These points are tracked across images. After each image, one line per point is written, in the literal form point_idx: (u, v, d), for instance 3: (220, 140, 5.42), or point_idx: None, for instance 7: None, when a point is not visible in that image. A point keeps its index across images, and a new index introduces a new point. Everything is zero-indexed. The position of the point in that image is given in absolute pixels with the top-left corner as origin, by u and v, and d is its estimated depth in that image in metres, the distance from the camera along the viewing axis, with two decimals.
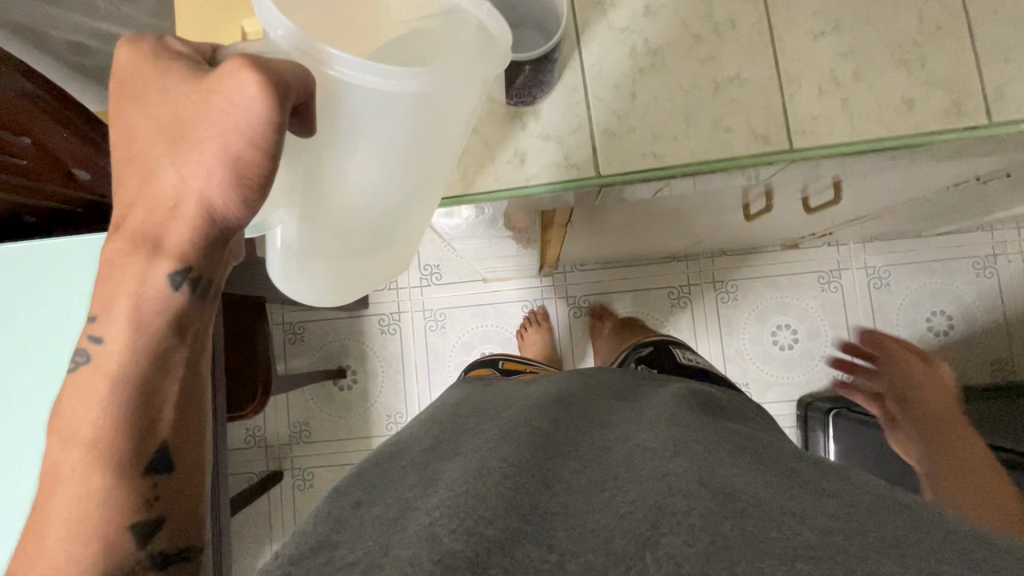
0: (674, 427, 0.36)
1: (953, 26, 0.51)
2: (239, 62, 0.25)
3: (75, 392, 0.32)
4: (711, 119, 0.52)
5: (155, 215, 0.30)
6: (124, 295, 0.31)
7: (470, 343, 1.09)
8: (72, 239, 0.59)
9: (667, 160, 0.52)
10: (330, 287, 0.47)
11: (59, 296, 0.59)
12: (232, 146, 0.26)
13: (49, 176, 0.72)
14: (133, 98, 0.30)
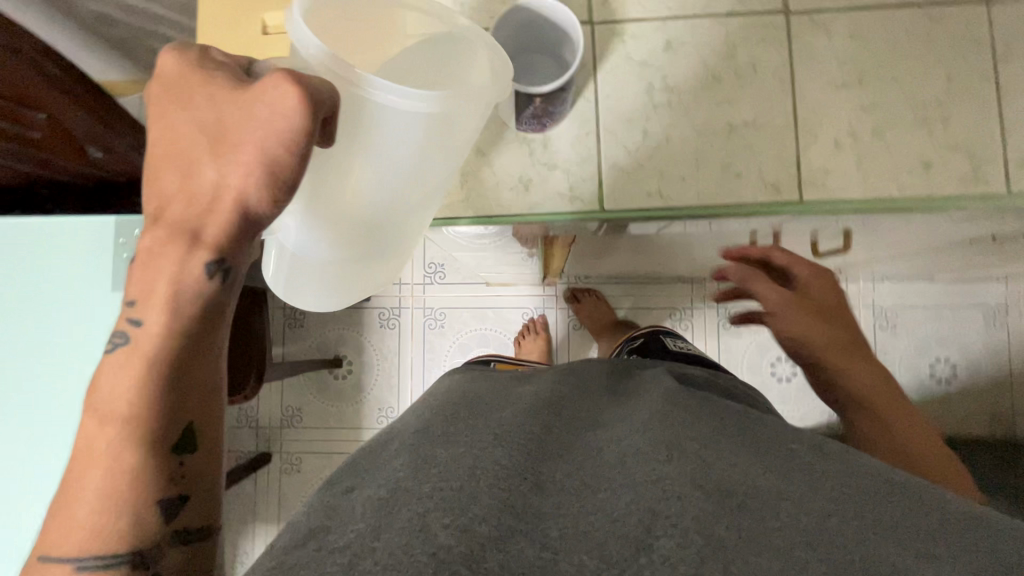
0: (669, 423, 0.34)
1: (979, 90, 0.53)
2: (284, 74, 0.29)
3: (110, 373, 0.31)
4: (722, 162, 0.55)
5: (190, 210, 0.31)
6: (162, 283, 0.32)
7: (467, 346, 1.09)
8: (91, 223, 0.71)
9: (671, 201, 0.55)
10: (325, 294, 0.48)
11: (75, 279, 0.70)
12: (271, 147, 0.29)
13: (60, 149, 0.79)
14: (174, 101, 0.31)
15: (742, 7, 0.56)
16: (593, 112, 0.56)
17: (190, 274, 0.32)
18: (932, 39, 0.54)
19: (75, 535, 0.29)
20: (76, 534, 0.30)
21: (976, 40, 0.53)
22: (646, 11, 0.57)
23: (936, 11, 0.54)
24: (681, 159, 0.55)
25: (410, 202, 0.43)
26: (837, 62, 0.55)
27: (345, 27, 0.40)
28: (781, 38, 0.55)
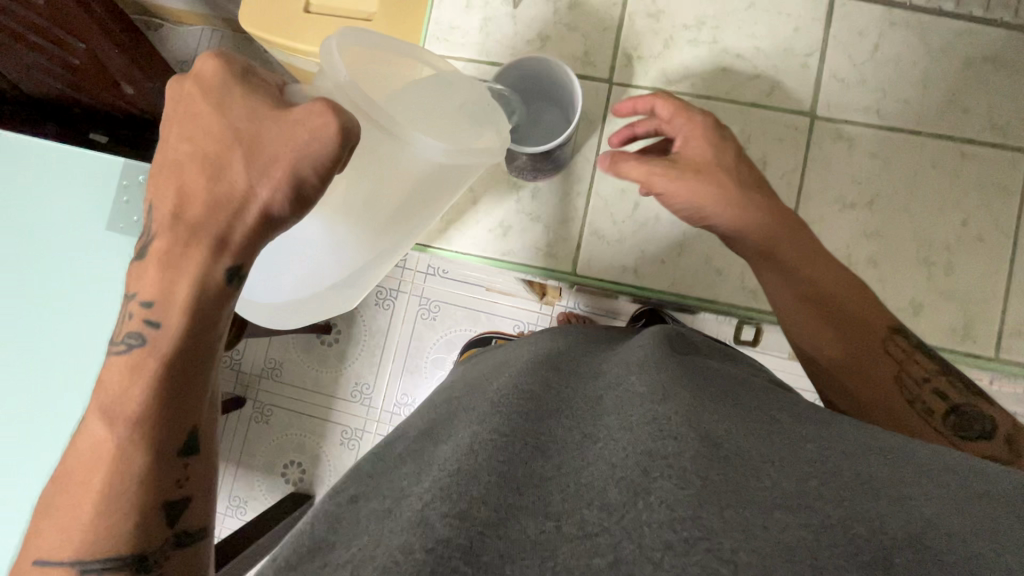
0: (665, 367, 0.36)
1: (994, 241, 0.55)
2: (324, 103, 0.32)
3: (122, 376, 0.34)
4: (705, 258, 0.59)
5: (212, 210, 0.34)
6: (182, 290, 0.34)
7: (453, 343, 1.08)
8: (91, 155, 0.70)
9: (644, 280, 0.60)
10: (312, 315, 0.47)
11: (71, 217, 0.69)
12: (304, 164, 0.33)
13: (96, 82, 0.81)
14: (211, 106, 0.34)
15: (768, 99, 0.58)
16: (588, 171, 0.61)
17: (210, 275, 0.35)
18: (961, 176, 0.56)
19: (83, 532, 0.32)
20: (83, 533, 0.32)
21: (1008, 191, 0.55)
22: (668, 82, 0.60)
23: (969, 149, 0.56)
24: (664, 244, 0.60)
25: (409, 224, 0.46)
26: (851, 182, 0.57)
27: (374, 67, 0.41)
28: (799, 141, 0.58)
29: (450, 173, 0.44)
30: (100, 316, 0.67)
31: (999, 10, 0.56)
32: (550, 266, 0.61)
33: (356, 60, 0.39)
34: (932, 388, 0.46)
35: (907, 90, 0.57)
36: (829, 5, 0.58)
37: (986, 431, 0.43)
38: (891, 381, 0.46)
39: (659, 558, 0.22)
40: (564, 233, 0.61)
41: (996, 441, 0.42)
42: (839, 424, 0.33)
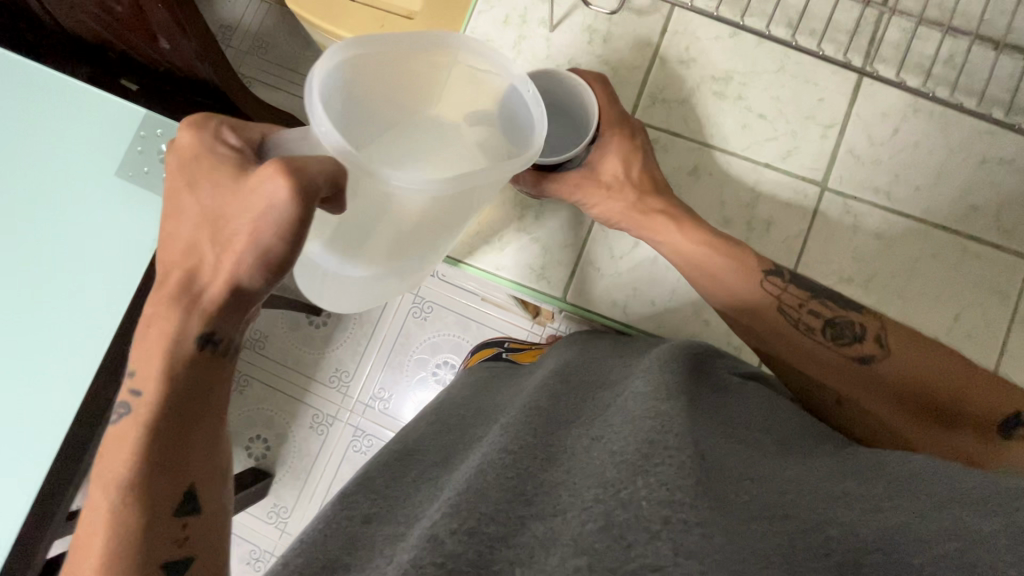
0: (667, 372, 0.39)
1: (983, 339, 0.57)
2: (275, 166, 0.31)
3: (114, 443, 0.35)
4: (694, 308, 0.60)
5: (188, 281, 0.35)
6: (161, 352, 0.35)
7: (439, 346, 1.08)
8: (120, 102, 0.70)
9: (631, 317, 0.61)
10: (365, 296, 0.51)
11: (87, 158, 0.69)
12: (265, 228, 0.32)
13: (135, 29, 0.80)
14: (188, 182, 0.36)
15: (782, 162, 0.60)
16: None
17: (198, 340, 0.35)
18: (961, 271, 0.58)
19: None
20: None
21: (1003, 293, 0.57)
22: (688, 130, 0.62)
23: (974, 247, 0.58)
24: (657, 287, 0.61)
25: (438, 232, 0.45)
26: (851, 258, 0.59)
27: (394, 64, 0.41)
28: (806, 210, 0.60)
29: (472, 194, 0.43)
30: (91, 260, 0.66)
31: (1018, 116, 0.59)
32: (542, 289, 0.62)
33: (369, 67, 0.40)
34: (807, 310, 0.53)
35: (920, 178, 0.59)
36: (856, 83, 0.60)
37: (856, 334, 0.51)
38: (777, 311, 0.53)
39: (658, 528, 0.24)
40: (563, 257, 0.62)
41: (865, 341, 0.51)
42: (817, 462, 0.35)
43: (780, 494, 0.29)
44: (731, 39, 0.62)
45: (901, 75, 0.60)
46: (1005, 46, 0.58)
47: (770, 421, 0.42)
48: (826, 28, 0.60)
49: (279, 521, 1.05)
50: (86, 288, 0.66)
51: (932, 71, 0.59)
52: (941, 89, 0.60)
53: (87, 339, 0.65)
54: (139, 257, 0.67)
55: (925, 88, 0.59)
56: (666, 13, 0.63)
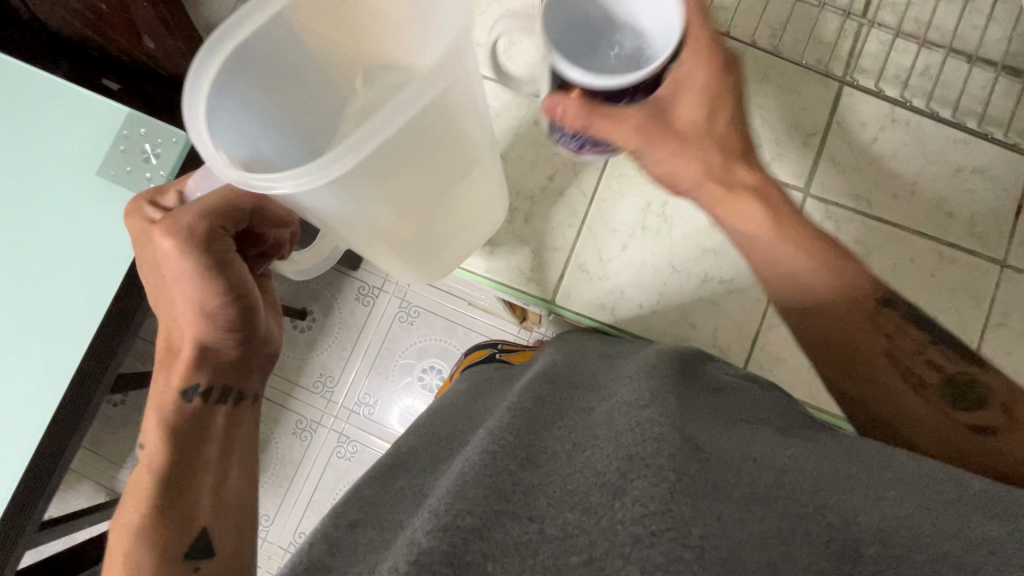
0: (652, 378, 0.39)
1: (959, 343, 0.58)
2: (160, 229, 0.38)
3: (131, 494, 0.42)
4: (681, 311, 0.61)
5: (165, 349, 0.44)
6: (151, 410, 0.43)
7: (426, 351, 1.08)
8: (103, 99, 0.69)
9: (618, 320, 0.61)
10: (412, 267, 0.53)
11: (69, 156, 0.67)
12: (178, 278, 0.39)
13: (119, 27, 0.79)
14: (146, 275, 0.45)
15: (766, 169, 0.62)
16: (584, 207, 0.63)
17: (176, 395, 0.42)
18: (938, 276, 0.59)
19: None
20: None
21: (979, 298, 0.59)
22: None
23: (951, 252, 0.60)
24: (645, 290, 0.61)
25: (427, 204, 0.44)
26: None
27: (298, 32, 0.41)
28: None
29: (422, 150, 0.39)
30: (72, 260, 0.65)
31: (990, 126, 0.61)
32: (531, 292, 0.62)
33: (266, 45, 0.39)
34: (924, 359, 0.46)
35: (898, 185, 0.61)
36: (837, 92, 0.62)
37: (981, 397, 0.44)
38: (881, 349, 0.46)
39: (629, 551, 0.24)
40: (550, 261, 0.62)
41: (990, 408, 0.44)
42: (814, 448, 0.35)
43: (772, 478, 0.30)
44: None
45: (879, 86, 0.62)
46: (977, 59, 0.61)
47: (768, 418, 0.42)
48: (807, 40, 0.62)
49: (259, 529, 1.03)
50: (68, 288, 0.65)
51: (908, 82, 0.61)
52: (918, 100, 0.62)
53: (70, 338, 0.64)
54: (121, 257, 0.66)
55: (903, 98, 0.61)
56: None
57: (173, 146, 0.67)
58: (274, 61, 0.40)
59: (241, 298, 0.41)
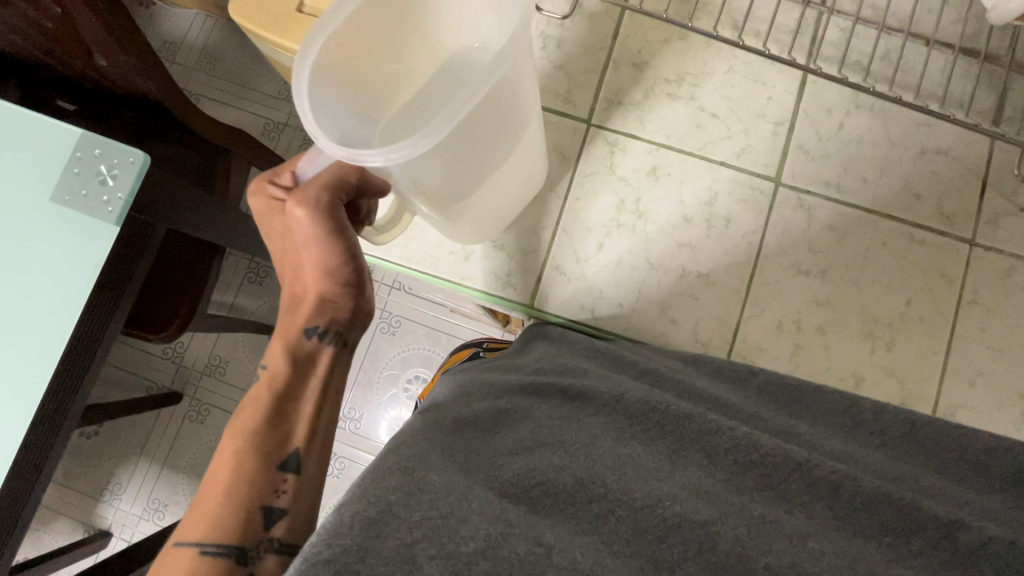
0: (673, 443, 0.42)
1: (933, 323, 0.59)
2: (292, 201, 0.41)
3: (247, 405, 0.41)
4: (661, 306, 0.60)
5: (292, 293, 0.44)
6: (277, 340, 0.44)
7: (409, 361, 1.06)
8: (52, 121, 0.65)
9: (599, 322, 0.61)
10: (461, 230, 0.54)
11: (18, 183, 0.64)
12: (308, 235, 0.42)
13: (67, 46, 0.76)
14: (268, 233, 0.46)
15: (736, 159, 0.62)
16: (557, 207, 0.62)
17: (300, 334, 0.43)
18: (910, 260, 0.60)
19: (207, 519, 0.36)
20: (206, 526, 0.36)
21: (951, 277, 0.60)
22: (644, 131, 0.63)
23: (920, 234, 0.60)
24: (623, 287, 0.61)
25: (492, 163, 0.45)
26: (808, 250, 0.60)
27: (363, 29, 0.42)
28: (762, 205, 0.61)
29: (478, 133, 0.41)
30: (27, 296, 0.62)
31: (952, 108, 0.62)
32: (509, 296, 0.61)
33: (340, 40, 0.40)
34: None
35: (866, 170, 0.61)
36: (801, 81, 0.62)
37: None
38: None
39: None
40: (527, 264, 0.61)
41: None
42: (789, 478, 0.39)
43: (764, 530, 0.35)
44: (681, 41, 0.63)
45: (842, 72, 0.62)
46: (935, 42, 0.62)
47: (753, 427, 0.43)
48: (770, 30, 0.63)
49: None
50: (22, 324, 0.61)
51: (870, 68, 0.62)
52: (881, 84, 0.62)
53: (27, 379, 0.61)
54: (73, 290, 0.62)
55: (866, 83, 0.62)
56: (616, 18, 0.64)
57: (130, 166, 0.63)
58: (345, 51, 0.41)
59: (356, 257, 0.43)
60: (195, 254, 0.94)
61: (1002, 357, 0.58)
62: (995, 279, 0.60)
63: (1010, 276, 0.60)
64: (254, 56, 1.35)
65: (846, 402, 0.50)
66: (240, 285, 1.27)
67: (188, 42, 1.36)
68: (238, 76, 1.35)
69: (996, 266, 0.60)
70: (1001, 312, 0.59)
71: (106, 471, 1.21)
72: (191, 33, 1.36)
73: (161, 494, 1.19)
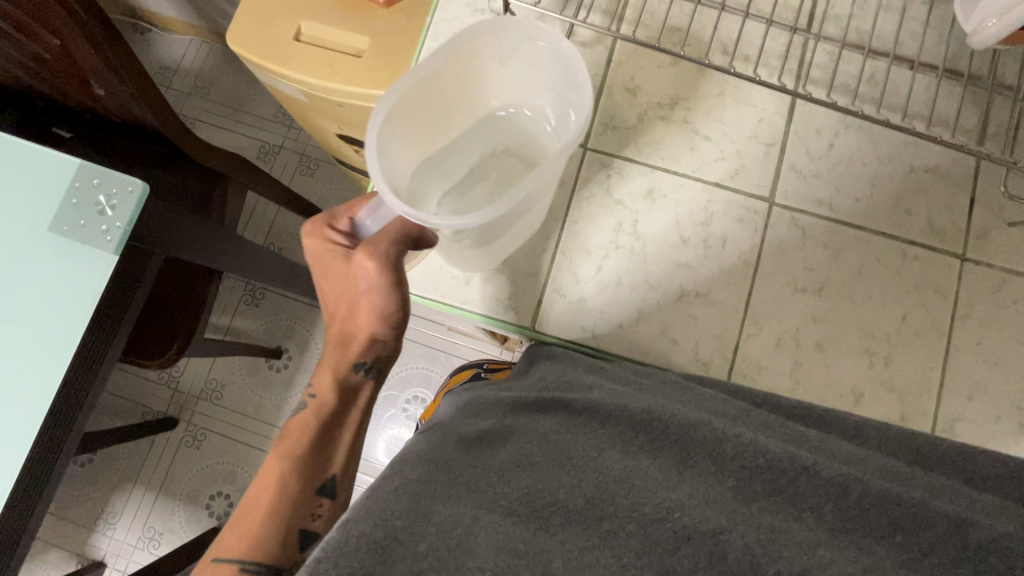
0: (678, 454, 0.42)
1: (929, 337, 0.60)
2: (363, 252, 0.49)
3: (295, 429, 0.47)
4: (661, 326, 0.61)
5: (345, 330, 0.52)
6: (325, 371, 0.51)
7: (407, 381, 1.07)
8: (52, 153, 0.66)
9: (601, 343, 0.61)
10: (484, 268, 0.61)
11: (16, 215, 0.64)
12: (368, 281, 0.49)
13: (66, 76, 0.77)
14: (324, 271, 0.53)
15: (730, 181, 0.63)
16: (556, 230, 0.63)
17: (349, 368, 0.51)
18: (903, 274, 0.61)
19: (254, 529, 0.41)
20: (250, 538, 0.40)
21: (944, 292, 0.61)
22: (638, 154, 0.64)
23: (912, 250, 0.61)
24: (623, 308, 0.61)
25: (522, 223, 0.54)
26: (804, 268, 0.61)
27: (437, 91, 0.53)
28: (757, 225, 0.62)
29: (518, 208, 0.49)
30: (24, 326, 0.61)
31: (938, 127, 0.63)
32: (510, 320, 0.62)
33: (417, 100, 0.52)
34: None
35: (857, 188, 0.62)
36: (790, 104, 0.64)
37: None
38: None
39: None
40: (527, 287, 0.62)
41: None
42: (796, 482, 0.39)
43: (772, 538, 0.35)
44: (673, 67, 0.65)
45: (831, 95, 0.64)
46: (919, 65, 0.63)
47: (762, 434, 0.43)
48: (759, 54, 0.64)
49: None
50: (17, 356, 0.61)
51: (858, 90, 0.63)
52: (868, 106, 0.64)
53: (24, 412, 0.60)
54: (72, 324, 0.62)
55: (854, 106, 0.63)
56: (608, 46, 0.65)
57: (129, 195, 0.62)
58: (419, 106, 0.53)
59: (404, 308, 0.51)
60: (192, 278, 0.93)
61: (997, 369, 0.59)
62: (988, 293, 0.61)
63: (1002, 290, 0.61)
64: (249, 81, 1.36)
65: (848, 419, 0.50)
66: (236, 308, 1.27)
67: (183, 69, 1.37)
68: (233, 100, 1.36)
69: (987, 280, 0.61)
70: (995, 325, 0.60)
71: (100, 499, 1.19)
72: (186, 59, 1.38)
73: (157, 522, 1.17)
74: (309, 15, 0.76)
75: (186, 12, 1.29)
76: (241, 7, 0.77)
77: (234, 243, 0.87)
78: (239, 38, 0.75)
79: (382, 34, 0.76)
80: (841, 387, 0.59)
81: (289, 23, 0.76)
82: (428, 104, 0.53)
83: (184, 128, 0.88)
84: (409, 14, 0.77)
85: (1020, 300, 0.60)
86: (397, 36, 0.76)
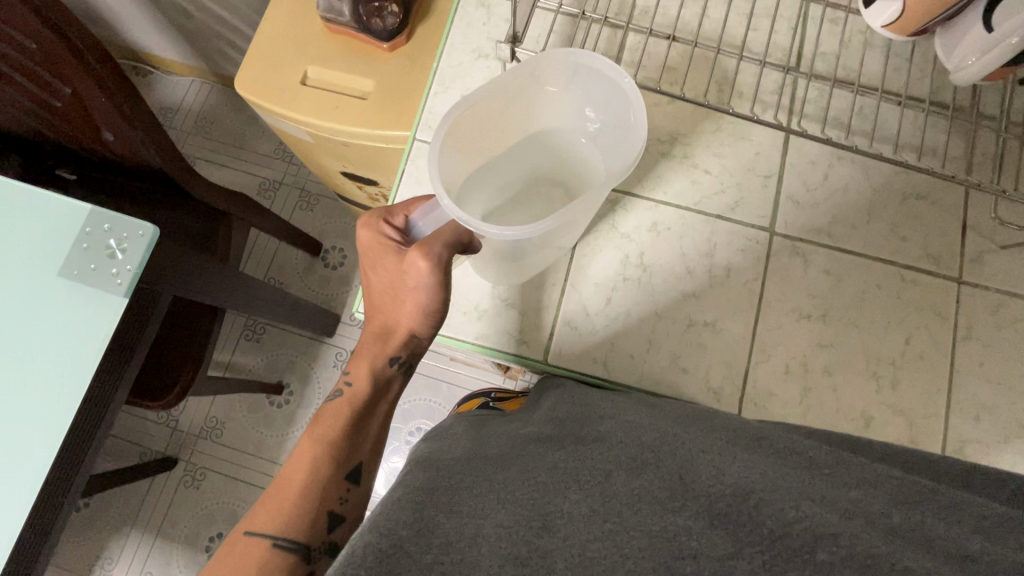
0: (686, 460, 0.41)
1: (933, 360, 0.61)
2: (418, 252, 0.49)
3: (330, 414, 0.50)
4: (671, 355, 0.62)
5: (384, 325, 0.55)
6: (363, 362, 0.53)
7: (411, 413, 1.08)
8: (65, 202, 0.67)
9: (612, 373, 0.61)
10: (508, 286, 0.63)
11: (26, 263, 0.65)
12: (417, 282, 0.50)
13: (77, 123, 0.79)
14: (371, 266, 0.54)
15: (730, 213, 0.65)
16: (567, 260, 0.64)
17: (385, 361, 0.54)
18: (904, 299, 0.62)
19: (286, 507, 0.43)
20: (284, 516, 0.42)
21: (945, 315, 0.62)
22: (643, 189, 0.66)
23: (911, 275, 0.63)
24: (632, 338, 0.62)
25: (552, 246, 0.56)
26: (808, 295, 0.63)
27: (502, 111, 0.56)
28: (761, 255, 0.64)
29: (553, 233, 0.52)
30: (28, 369, 0.61)
31: (928, 158, 0.66)
32: (523, 353, 0.62)
33: (482, 117, 0.55)
34: None
35: (853, 217, 0.64)
36: (785, 137, 0.66)
37: None
38: None
39: None
40: (540, 320, 0.63)
41: None
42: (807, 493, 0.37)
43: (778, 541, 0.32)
44: (670, 105, 0.67)
45: (823, 129, 0.66)
46: (906, 99, 0.66)
47: (783, 460, 0.43)
48: (754, 92, 0.67)
49: None
50: (20, 405, 0.60)
51: (849, 124, 0.66)
52: (860, 138, 0.66)
53: (27, 460, 0.59)
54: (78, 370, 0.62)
55: (845, 138, 0.66)
56: None
57: (139, 240, 0.63)
58: (482, 122, 0.55)
59: (442, 312, 0.53)
60: (194, 316, 0.93)
61: (1002, 390, 0.60)
62: (987, 315, 0.62)
63: (1000, 311, 0.62)
64: (250, 121, 1.39)
65: (862, 443, 0.51)
66: (237, 343, 1.27)
67: (186, 110, 1.40)
68: (235, 140, 1.38)
69: (986, 302, 0.62)
70: (996, 346, 0.61)
71: (97, 544, 1.16)
72: (187, 101, 1.41)
73: (155, 568, 1.14)
74: (315, 60, 0.79)
75: (190, 56, 1.32)
76: (248, 50, 0.79)
77: (239, 280, 0.87)
78: (248, 83, 0.78)
79: (388, 78, 0.79)
80: (849, 410, 0.60)
81: (296, 67, 0.79)
82: (490, 122, 0.56)
83: (190, 170, 0.89)
84: (415, 56, 0.79)
85: (1018, 320, 0.62)
86: (404, 77, 0.79)
